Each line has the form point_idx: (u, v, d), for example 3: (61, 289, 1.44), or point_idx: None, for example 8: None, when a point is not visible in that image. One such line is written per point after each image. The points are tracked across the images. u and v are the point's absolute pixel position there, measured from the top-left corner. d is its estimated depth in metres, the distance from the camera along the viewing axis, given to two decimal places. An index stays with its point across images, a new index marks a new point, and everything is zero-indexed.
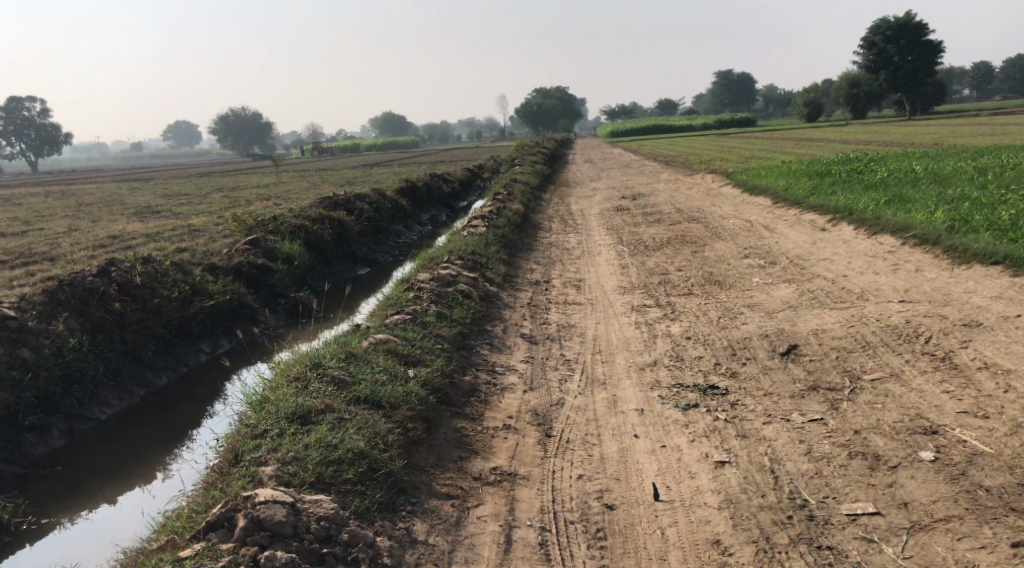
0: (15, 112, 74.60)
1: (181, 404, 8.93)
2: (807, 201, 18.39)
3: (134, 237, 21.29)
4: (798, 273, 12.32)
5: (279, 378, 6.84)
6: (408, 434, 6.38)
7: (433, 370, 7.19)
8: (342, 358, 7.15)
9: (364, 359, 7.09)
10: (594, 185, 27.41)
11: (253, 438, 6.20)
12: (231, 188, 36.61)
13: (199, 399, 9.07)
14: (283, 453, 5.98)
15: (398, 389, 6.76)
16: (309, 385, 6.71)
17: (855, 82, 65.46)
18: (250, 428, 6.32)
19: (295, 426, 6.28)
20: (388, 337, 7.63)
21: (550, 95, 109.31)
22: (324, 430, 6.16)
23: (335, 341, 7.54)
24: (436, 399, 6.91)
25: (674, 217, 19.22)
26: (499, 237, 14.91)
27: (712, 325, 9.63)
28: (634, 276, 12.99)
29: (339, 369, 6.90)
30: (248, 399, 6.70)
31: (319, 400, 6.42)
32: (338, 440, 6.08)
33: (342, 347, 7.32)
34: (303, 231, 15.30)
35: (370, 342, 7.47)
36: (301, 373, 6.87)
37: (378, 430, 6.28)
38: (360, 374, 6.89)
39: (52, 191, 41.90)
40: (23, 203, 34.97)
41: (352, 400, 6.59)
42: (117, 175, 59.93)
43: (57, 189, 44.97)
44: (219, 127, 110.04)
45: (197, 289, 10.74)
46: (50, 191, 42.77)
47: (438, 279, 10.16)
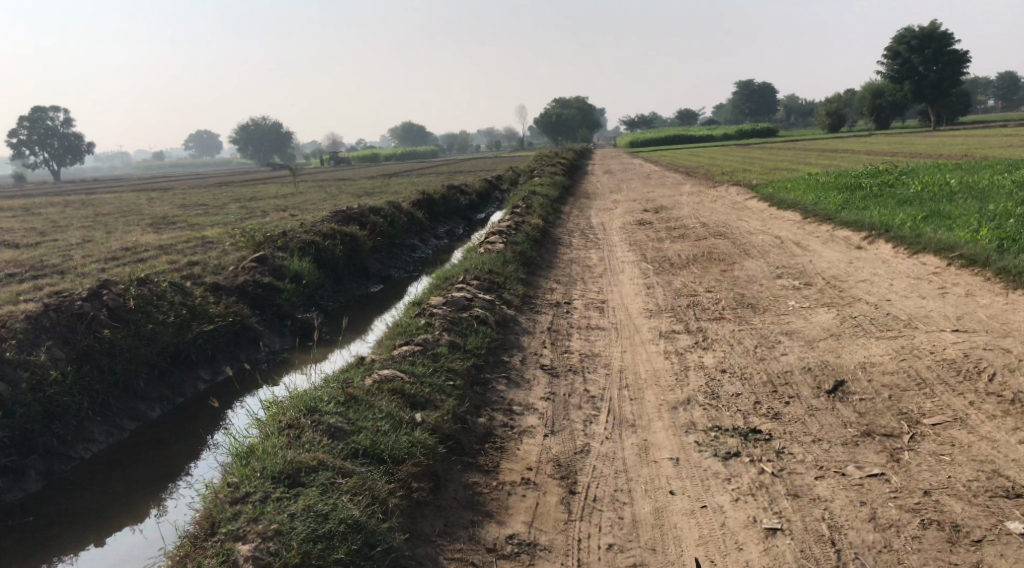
0: (40, 122, 75.14)
1: (174, 439, 8.28)
2: (839, 217, 17.53)
3: (146, 250, 20.79)
4: (836, 296, 11.51)
5: (271, 423, 6.16)
6: (414, 495, 5.72)
7: (443, 414, 6.50)
8: (341, 402, 6.44)
9: (365, 402, 6.39)
10: (614, 197, 26.64)
11: (237, 501, 5.51)
12: (249, 198, 36.23)
13: (196, 433, 8.41)
14: (264, 526, 5.28)
15: (402, 440, 6.07)
16: (302, 435, 6.02)
17: (878, 92, 64.21)
18: (232, 488, 5.63)
19: (283, 488, 5.57)
20: (394, 374, 6.93)
21: (569, 105, 108.91)
22: (314, 495, 5.48)
23: (336, 377, 6.85)
24: (446, 449, 6.24)
25: (699, 232, 18.47)
26: (517, 254, 14.19)
27: (748, 356, 8.87)
28: (660, 297, 12.24)
29: (336, 417, 6.20)
30: (235, 447, 6.03)
31: (313, 454, 5.75)
32: (329, 508, 5.39)
33: (342, 386, 6.63)
34: (314, 247, 14.67)
35: (374, 380, 6.77)
36: (294, 419, 6.18)
37: (378, 493, 5.60)
38: (362, 420, 6.21)
39: (74, 201, 41.74)
40: (41, 213, 34.67)
41: (351, 454, 5.92)
42: (140, 185, 59.83)
43: (78, 198, 44.90)
44: (241, 137, 110.55)
45: (196, 313, 10.14)
46: (71, 200, 42.52)
47: (452, 304, 9.46)
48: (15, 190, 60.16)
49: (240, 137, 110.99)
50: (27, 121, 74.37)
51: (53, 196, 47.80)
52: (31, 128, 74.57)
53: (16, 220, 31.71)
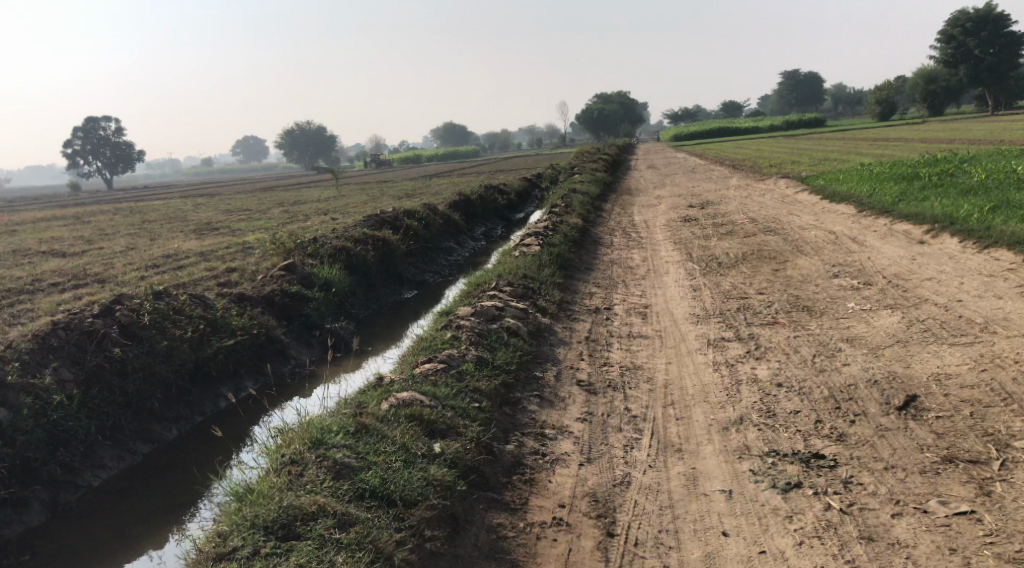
0: (93, 132, 76.53)
1: (190, 460, 7.80)
2: (898, 210, 16.48)
3: (185, 256, 20.57)
4: (900, 298, 10.63)
5: (272, 459, 5.68)
6: (427, 546, 5.25)
7: (466, 444, 5.98)
8: (352, 431, 5.93)
9: (378, 432, 5.88)
10: (658, 193, 25.71)
11: (223, 557, 5.09)
12: (292, 202, 36.09)
13: (216, 451, 7.92)
14: None
15: (415, 478, 5.57)
16: (305, 471, 5.52)
17: (932, 78, 61.76)
18: (220, 539, 5.22)
19: (274, 541, 5.13)
20: (413, 396, 6.37)
21: (611, 100, 107.71)
22: (308, 552, 5.03)
23: (350, 401, 6.33)
24: (466, 485, 5.75)
25: (747, 228, 17.62)
26: (554, 257, 13.51)
27: (806, 367, 8.09)
28: (708, 301, 11.46)
29: (344, 451, 5.70)
30: (234, 489, 5.58)
31: (312, 499, 5.27)
32: None
33: (355, 412, 6.11)
34: (345, 252, 14.16)
35: (391, 403, 6.23)
36: (297, 453, 5.69)
37: (380, 548, 5.11)
38: (376, 454, 5.71)
39: (122, 208, 42.05)
40: (90, 221, 34.90)
41: (356, 495, 5.42)
42: (189, 191, 60.44)
43: (126, 205, 45.30)
44: (286, 141, 111.49)
45: (215, 326, 9.64)
46: (119, 208, 42.88)
47: (482, 314, 8.84)
48: (70, 200, 61.17)
49: (285, 142, 111.97)
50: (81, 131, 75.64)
51: (103, 204, 48.30)
52: (84, 138, 75.88)
53: (64, 229, 31.90)
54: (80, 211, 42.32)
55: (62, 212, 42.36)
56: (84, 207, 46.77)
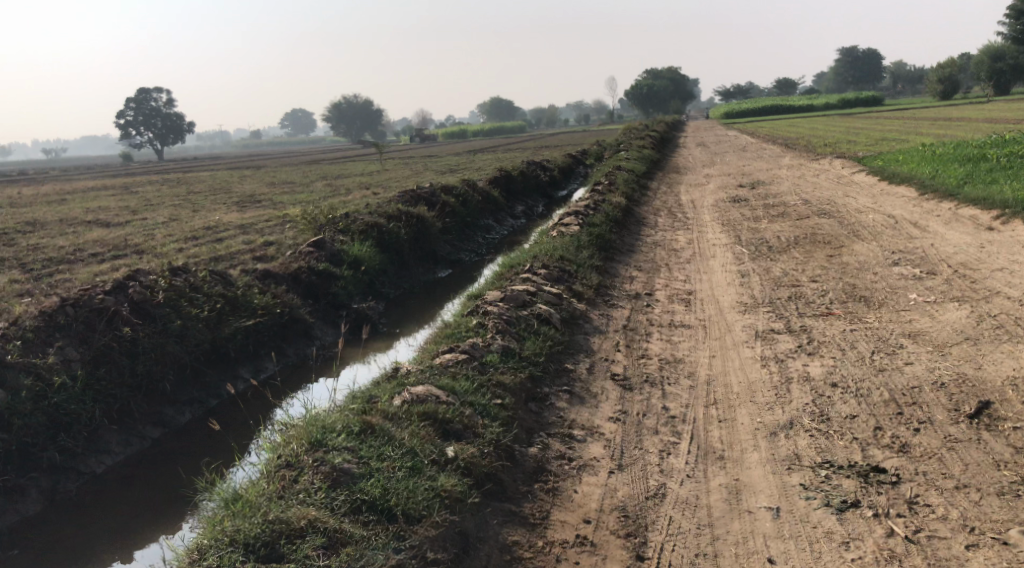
0: (147, 103, 77.25)
1: (200, 446, 7.43)
2: (963, 193, 15.52)
3: (225, 228, 20.35)
4: (967, 291, 9.85)
5: (267, 461, 5.33)
6: None
7: (480, 450, 5.57)
8: (356, 433, 5.54)
9: (385, 434, 5.50)
10: (707, 172, 24.83)
11: None
12: (336, 176, 35.86)
13: (226, 436, 7.54)
14: None
15: (421, 490, 5.16)
16: (300, 478, 5.15)
17: (998, 55, 59.21)
18: (201, 552, 4.83)
19: (257, 560, 4.72)
20: (428, 392, 5.99)
21: (661, 76, 105.82)
22: None
23: (360, 397, 5.98)
24: (479, 496, 5.33)
25: (800, 209, 16.81)
26: (594, 239, 12.90)
27: (864, 365, 7.40)
28: (757, 288, 10.76)
29: (345, 455, 5.30)
30: (226, 491, 5.21)
31: (301, 513, 4.86)
32: None
33: (363, 411, 5.75)
34: (377, 230, 13.72)
35: (402, 402, 5.87)
36: (294, 456, 5.30)
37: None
38: (380, 460, 5.33)
39: (171, 180, 42.22)
40: (136, 192, 34.95)
41: (352, 508, 5.01)
42: (238, 163, 60.65)
43: (175, 176, 45.44)
44: (335, 115, 111.65)
45: (235, 306, 9.22)
46: (168, 179, 43.09)
47: (513, 299, 8.30)
48: (122, 170, 61.83)
49: (333, 115, 112.20)
50: (134, 102, 76.43)
51: (154, 175, 48.63)
52: (137, 109, 76.54)
53: (113, 199, 32.03)
54: (131, 181, 42.57)
55: (112, 182, 42.55)
56: (135, 177, 47.08)
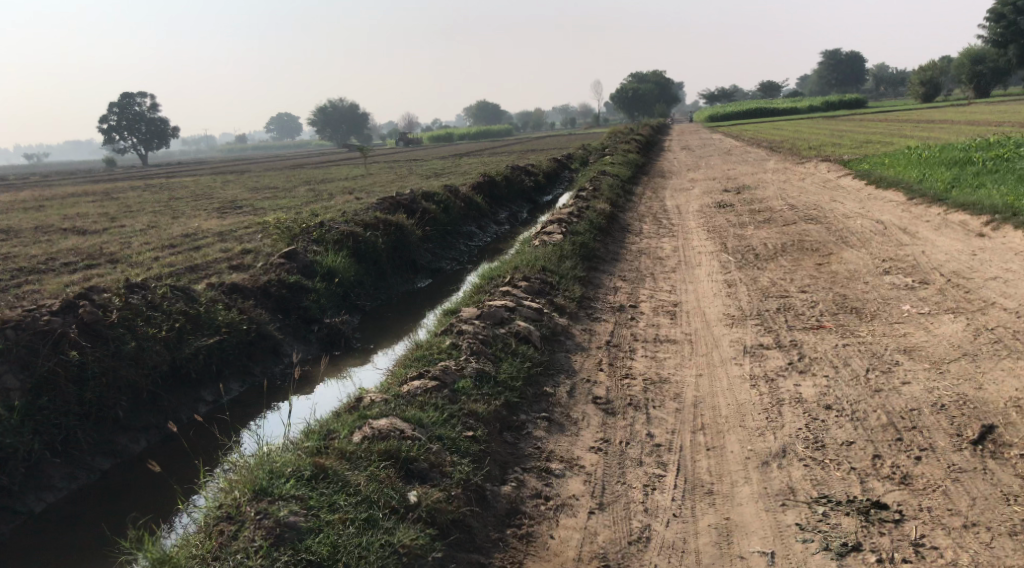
0: (130, 108, 76.27)
1: (142, 488, 7.00)
2: (952, 198, 15.20)
3: (202, 236, 19.77)
4: (961, 301, 9.49)
5: (206, 513, 5.04)
6: None
7: (445, 496, 5.24)
8: (310, 476, 5.22)
9: (340, 478, 5.19)
10: (692, 176, 24.47)
11: None
12: (318, 180, 35.28)
13: (170, 477, 7.08)
14: None
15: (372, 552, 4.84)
16: (239, 535, 4.85)
17: (980, 57, 59.35)
18: None
19: None
20: (391, 426, 5.62)
21: (647, 79, 105.69)
22: None
23: (316, 431, 5.62)
24: (445, 547, 5.04)
25: (787, 214, 16.47)
26: (577, 247, 12.48)
27: (859, 386, 6.99)
28: (745, 299, 10.36)
29: (290, 508, 4.97)
30: (160, 548, 4.94)
31: None
32: None
33: (316, 451, 5.41)
34: (353, 238, 13.23)
35: (364, 439, 5.51)
36: (234, 509, 4.99)
37: None
38: (332, 512, 5.01)
39: (152, 185, 41.45)
40: (116, 197, 34.28)
41: None
42: (222, 167, 59.89)
43: (156, 181, 44.62)
44: (320, 119, 110.84)
45: (197, 323, 8.73)
46: (149, 185, 42.32)
47: (490, 316, 7.83)
48: (103, 176, 60.87)
49: (318, 119, 111.36)
50: (117, 107, 75.43)
51: (135, 180, 47.78)
52: (120, 114, 75.63)
53: (91, 205, 31.30)
54: (112, 187, 41.74)
55: (92, 187, 41.69)
56: (116, 183, 46.23)
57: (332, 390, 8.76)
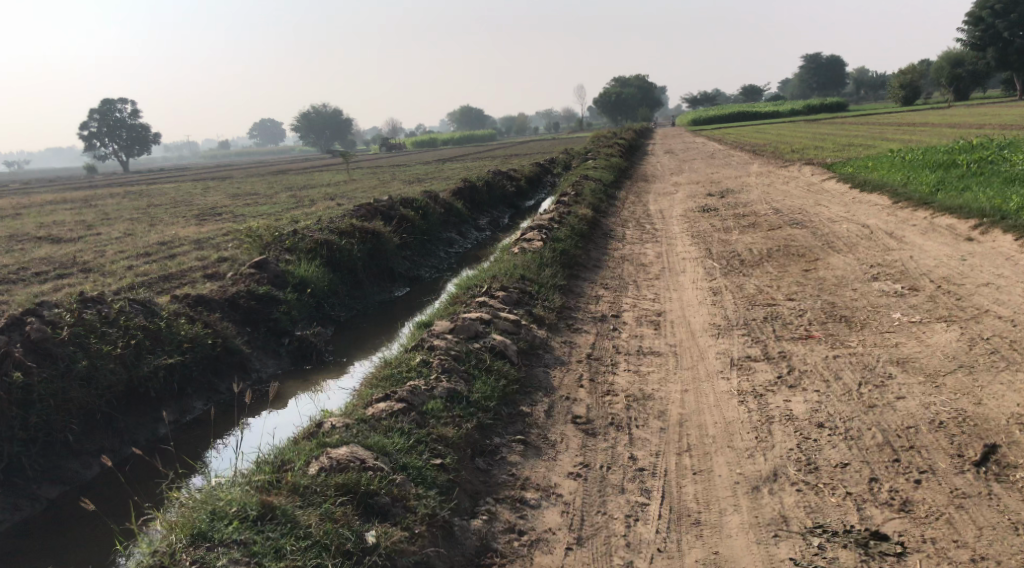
0: (109, 114, 75.40)
1: (86, 521, 6.66)
2: (939, 201, 14.95)
3: (176, 243, 19.30)
4: (953, 309, 9.18)
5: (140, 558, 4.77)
6: None
7: (406, 535, 4.97)
8: (254, 519, 4.90)
9: (288, 518, 4.90)
10: (675, 180, 24.20)
11: None
12: (299, 186, 34.81)
13: (109, 510, 6.74)
14: None
15: None
16: None
17: (959, 61, 59.44)
18: None
19: None
20: (351, 455, 5.34)
21: (629, 83, 105.66)
22: None
23: (269, 462, 5.35)
24: None
25: (772, 219, 16.19)
26: (557, 255, 12.12)
27: (852, 402, 6.65)
28: (731, 308, 10.01)
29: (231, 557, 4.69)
30: None
31: None
32: None
33: (266, 486, 5.13)
34: (327, 247, 12.81)
35: (320, 470, 5.23)
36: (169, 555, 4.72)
37: None
38: (278, 559, 4.71)
39: (131, 192, 40.85)
40: (94, 205, 33.66)
41: None
42: (205, 173, 59.21)
43: (135, 188, 44.01)
44: (302, 125, 110.22)
45: (157, 339, 8.25)
46: (128, 191, 41.75)
47: (464, 330, 7.41)
48: (82, 182, 60.11)
49: (300, 124, 110.68)
50: (97, 113, 74.64)
51: (114, 187, 47.13)
52: (101, 120, 74.79)
53: (68, 212, 30.75)
54: (90, 195, 41.10)
55: (70, 195, 41.06)
56: (95, 190, 45.55)
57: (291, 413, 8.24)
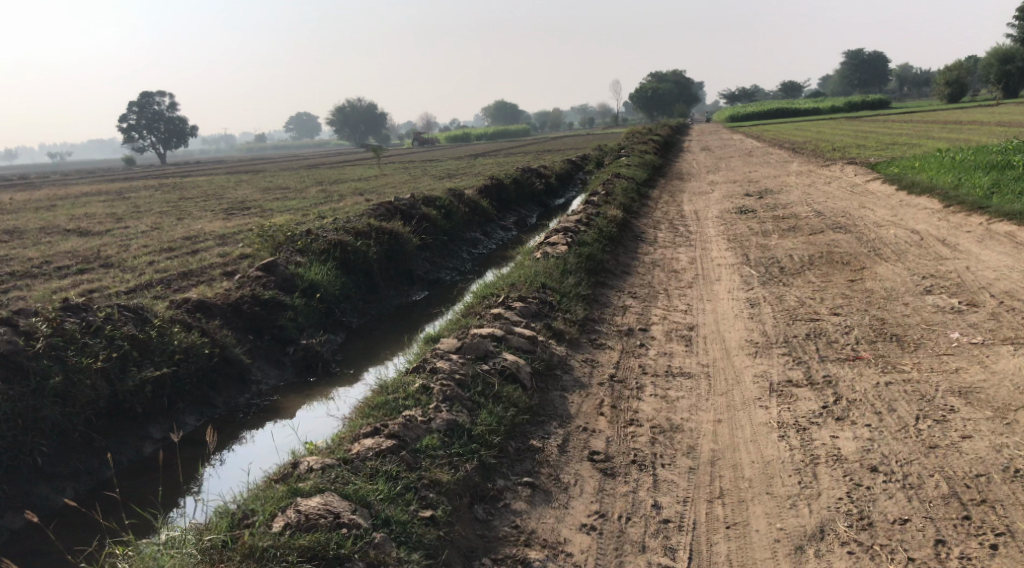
0: (149, 107, 75.67)
1: (53, 555, 6.13)
2: (994, 207, 13.95)
3: (198, 239, 18.78)
4: (1020, 330, 8.30)
5: None
6: None
7: None
8: None
9: None
10: (712, 179, 23.30)
11: None
12: (331, 182, 34.31)
13: (66, 547, 6.18)
14: None
15: None
16: None
17: (1006, 58, 57.50)
18: None
19: None
20: (325, 507, 4.93)
21: (665, 80, 104.28)
22: None
23: (230, 514, 4.95)
24: None
25: (813, 222, 15.29)
26: (583, 261, 11.39)
27: (909, 440, 5.83)
28: (770, 323, 9.19)
29: None
30: None
31: None
32: None
33: (220, 548, 4.69)
34: (341, 248, 12.16)
35: (286, 530, 4.79)
36: None
37: None
38: None
39: (166, 184, 40.65)
40: (127, 198, 33.39)
41: None
42: (240, 167, 59.03)
43: (171, 181, 43.83)
44: (338, 119, 110.24)
45: (146, 350, 7.62)
46: (163, 184, 41.55)
47: (472, 349, 6.75)
48: (120, 174, 60.31)
49: (336, 119, 110.67)
50: (138, 106, 74.98)
51: (150, 180, 47.09)
52: (141, 113, 75.05)
53: (100, 205, 30.52)
54: (126, 187, 40.94)
55: (107, 188, 40.95)
56: (131, 182, 45.47)
57: (266, 449, 7.44)
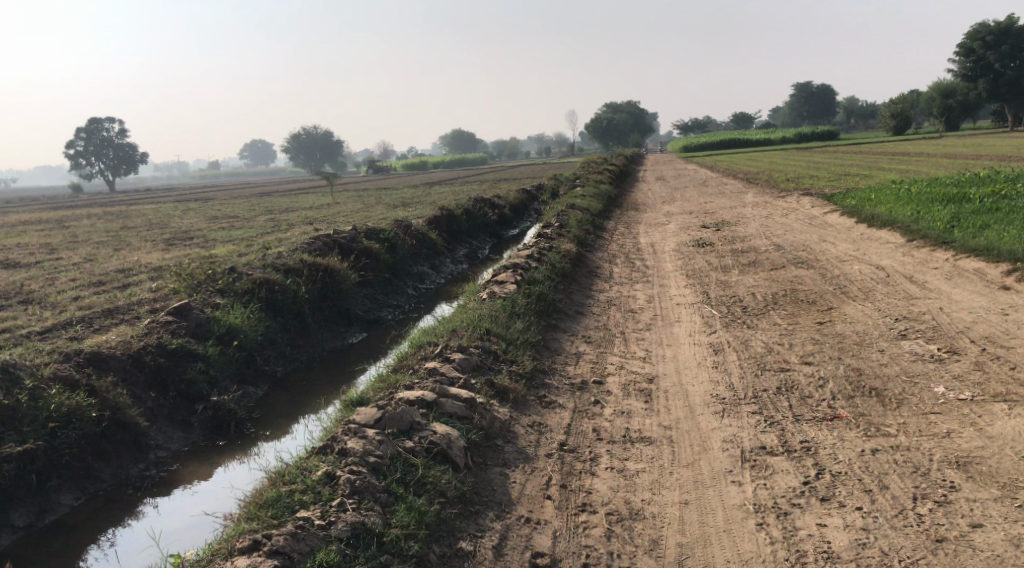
0: (97, 133, 73.41)
1: None
2: (960, 241, 13.31)
3: (126, 272, 17.38)
4: (1010, 384, 7.50)
5: None
6: None
7: None
8: None
9: None
10: (667, 210, 22.56)
11: None
12: (279, 210, 32.94)
13: None
14: None
15: None
16: None
17: (949, 91, 58.41)
18: None
19: None
20: None
21: (620, 111, 104.73)
22: None
23: None
24: None
25: (774, 256, 14.55)
26: (532, 302, 10.41)
27: (911, 531, 5.10)
28: (736, 374, 8.25)
29: None
30: None
31: None
32: None
33: None
34: (267, 287, 11.01)
35: None
36: None
37: None
38: None
39: (109, 212, 38.92)
40: (64, 227, 31.58)
41: None
42: (191, 194, 57.23)
43: (115, 209, 42.02)
44: (292, 146, 108.53)
45: (10, 418, 6.58)
46: (106, 212, 39.76)
47: (394, 421, 5.82)
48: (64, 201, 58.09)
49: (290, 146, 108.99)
50: (84, 132, 72.69)
51: (93, 208, 45.16)
52: (87, 139, 72.87)
53: (34, 234, 28.81)
54: (67, 214, 39.05)
55: (45, 216, 38.98)
56: (74, 210, 43.56)
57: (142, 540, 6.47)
